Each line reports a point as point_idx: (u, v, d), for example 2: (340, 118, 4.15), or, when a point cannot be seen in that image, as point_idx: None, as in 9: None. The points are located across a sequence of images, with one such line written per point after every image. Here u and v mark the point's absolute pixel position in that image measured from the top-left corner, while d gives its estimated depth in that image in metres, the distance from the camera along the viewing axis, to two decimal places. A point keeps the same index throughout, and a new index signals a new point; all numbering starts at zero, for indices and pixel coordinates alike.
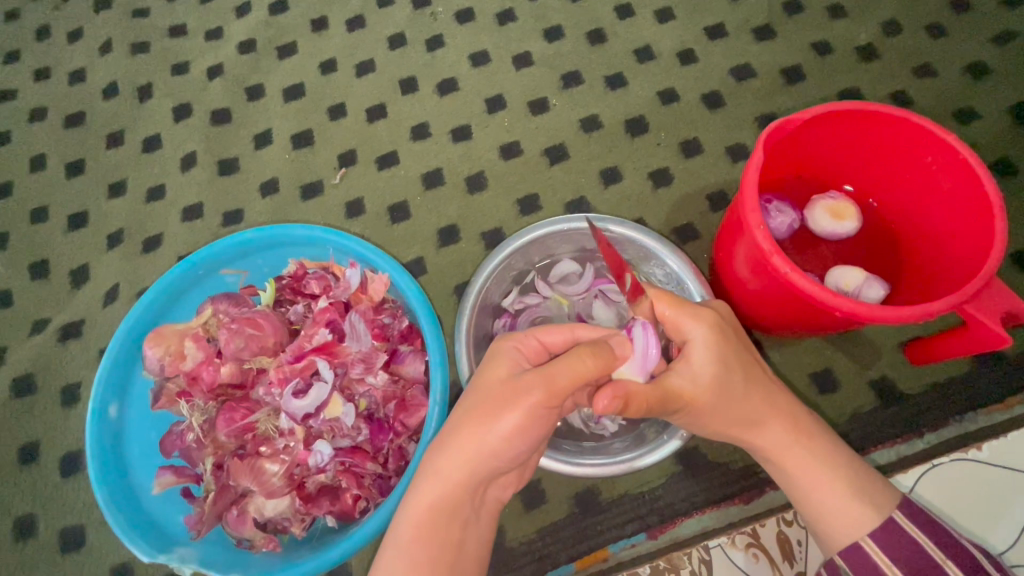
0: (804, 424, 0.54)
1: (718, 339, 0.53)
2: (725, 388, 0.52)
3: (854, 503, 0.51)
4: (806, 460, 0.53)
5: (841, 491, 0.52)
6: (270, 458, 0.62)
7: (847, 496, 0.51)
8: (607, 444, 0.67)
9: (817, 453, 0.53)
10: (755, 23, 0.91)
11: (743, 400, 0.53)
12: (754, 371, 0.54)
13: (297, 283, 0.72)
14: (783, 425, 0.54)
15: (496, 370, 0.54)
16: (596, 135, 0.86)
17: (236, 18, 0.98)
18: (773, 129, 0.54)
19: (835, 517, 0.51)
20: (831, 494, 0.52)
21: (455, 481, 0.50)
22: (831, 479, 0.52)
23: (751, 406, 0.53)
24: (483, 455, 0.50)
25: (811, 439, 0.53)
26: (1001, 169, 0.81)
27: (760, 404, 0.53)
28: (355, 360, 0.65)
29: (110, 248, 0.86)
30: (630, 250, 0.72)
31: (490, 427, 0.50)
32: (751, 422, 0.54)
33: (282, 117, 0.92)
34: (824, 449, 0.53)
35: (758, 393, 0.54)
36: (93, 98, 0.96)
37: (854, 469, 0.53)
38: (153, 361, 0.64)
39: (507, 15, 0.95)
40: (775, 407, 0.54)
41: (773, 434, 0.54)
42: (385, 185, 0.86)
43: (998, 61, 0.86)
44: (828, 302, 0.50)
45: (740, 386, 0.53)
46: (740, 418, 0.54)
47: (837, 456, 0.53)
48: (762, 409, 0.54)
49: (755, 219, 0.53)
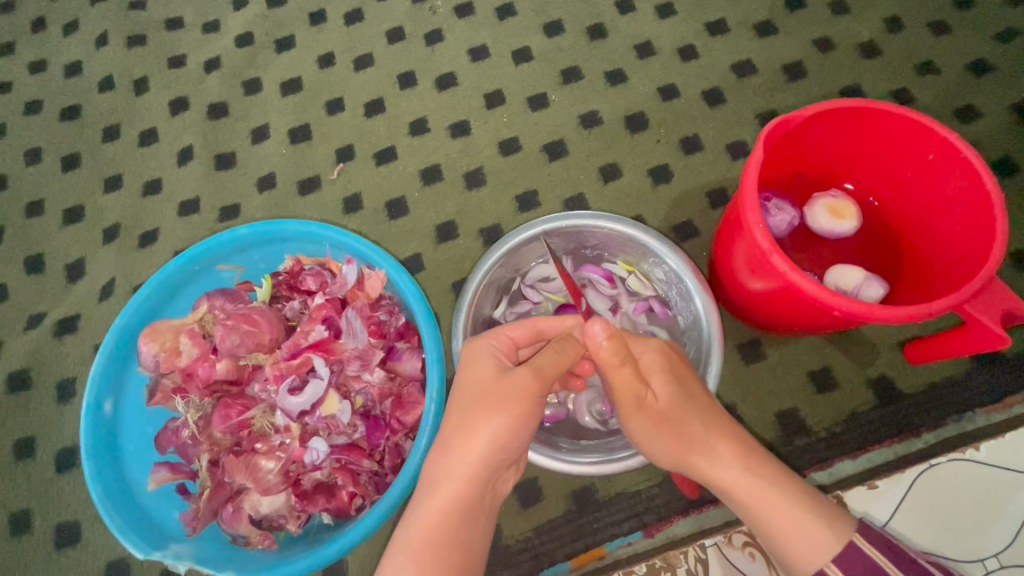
0: (754, 452, 0.54)
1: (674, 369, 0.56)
2: (677, 405, 0.54)
3: (815, 531, 0.51)
4: (762, 485, 0.53)
5: (799, 515, 0.51)
6: (266, 454, 0.62)
7: (806, 521, 0.51)
8: (607, 442, 0.67)
9: (769, 479, 0.53)
10: (757, 18, 0.90)
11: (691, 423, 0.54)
12: (702, 396, 0.56)
13: (294, 279, 0.71)
14: (735, 450, 0.54)
15: (478, 370, 0.55)
16: (595, 132, 0.86)
17: (233, 11, 0.98)
18: (773, 126, 0.54)
19: (797, 540, 0.51)
20: (791, 518, 0.51)
21: (459, 480, 0.51)
22: (785, 502, 0.52)
23: (699, 426, 0.54)
24: (492, 450, 0.51)
25: (763, 465, 0.54)
26: (1001, 167, 0.80)
27: (711, 427, 0.54)
28: (351, 356, 0.65)
29: (106, 243, 0.86)
30: (627, 247, 0.72)
31: (474, 420, 0.52)
32: (703, 447, 0.54)
33: (280, 112, 0.91)
34: (776, 473, 0.54)
35: (709, 417, 0.55)
36: (88, 91, 0.95)
37: (802, 491, 0.53)
38: (148, 357, 0.64)
39: (507, 10, 0.94)
40: (723, 434, 0.55)
41: (729, 462, 0.54)
42: (383, 181, 0.86)
43: (1000, 60, 0.85)
44: (827, 301, 0.50)
45: (689, 407, 0.54)
46: (690, 443, 0.54)
47: (789, 483, 0.53)
48: (710, 434, 0.54)
49: (754, 217, 0.52)
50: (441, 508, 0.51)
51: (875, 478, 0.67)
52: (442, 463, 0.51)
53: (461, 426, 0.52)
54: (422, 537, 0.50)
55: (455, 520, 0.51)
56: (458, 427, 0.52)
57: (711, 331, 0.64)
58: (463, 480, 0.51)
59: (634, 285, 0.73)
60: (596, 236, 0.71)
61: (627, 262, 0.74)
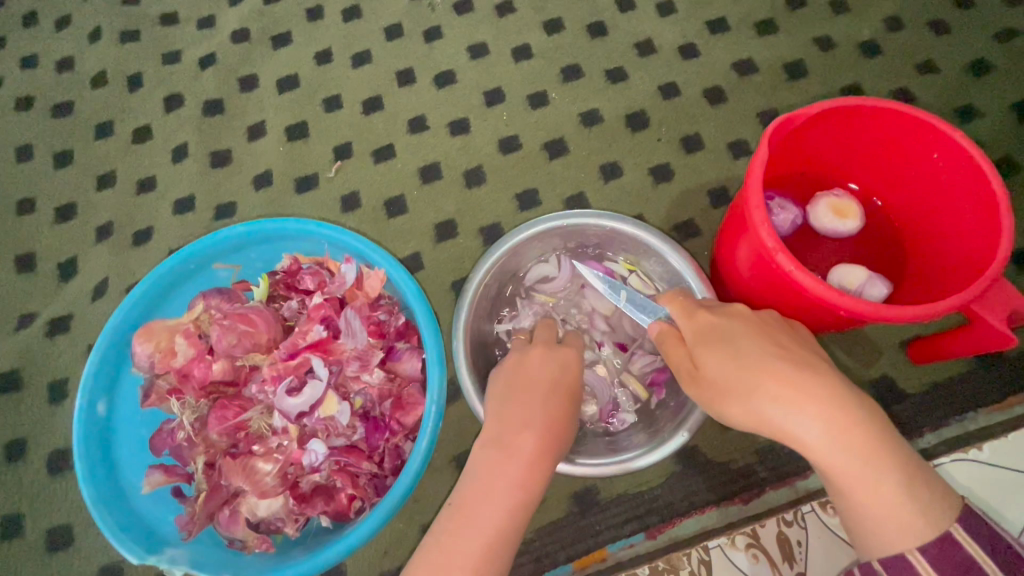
0: (841, 416, 0.43)
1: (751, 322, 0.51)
2: (731, 370, 0.47)
3: (905, 512, 0.43)
4: (850, 452, 0.42)
5: (895, 494, 0.42)
6: (263, 457, 0.61)
7: (896, 499, 0.42)
8: (611, 443, 0.67)
9: (865, 451, 0.42)
10: (758, 17, 0.90)
11: (756, 380, 0.45)
12: (764, 354, 0.47)
13: (291, 278, 0.69)
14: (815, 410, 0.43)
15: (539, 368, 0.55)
16: (596, 130, 0.85)
17: (229, 6, 0.96)
18: (778, 124, 0.53)
19: (884, 519, 0.43)
20: (884, 498, 0.42)
21: (530, 459, 0.47)
22: (875, 479, 0.42)
23: (770, 387, 0.44)
24: (557, 453, 0.49)
25: (852, 431, 0.42)
26: (1002, 167, 0.80)
27: (780, 384, 0.44)
28: (350, 357, 0.63)
29: (99, 241, 0.84)
30: (629, 245, 0.71)
31: (548, 388, 0.52)
32: (770, 406, 0.44)
33: (276, 109, 0.90)
34: (870, 441, 0.43)
35: (776, 371, 0.45)
36: (81, 87, 0.93)
37: (900, 460, 0.43)
38: (143, 357, 0.63)
39: (506, 7, 0.93)
40: (809, 394, 0.43)
41: (803, 425, 0.43)
42: (381, 179, 0.85)
43: (1000, 59, 0.85)
44: (832, 301, 0.50)
45: (747, 368, 0.46)
46: (760, 406, 0.45)
47: (884, 453, 0.43)
48: (787, 396, 0.44)
49: (760, 216, 0.52)
50: (506, 504, 0.45)
51: None
52: (512, 440, 0.47)
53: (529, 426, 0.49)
54: (480, 538, 0.44)
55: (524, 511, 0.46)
56: (528, 404, 0.50)
57: None
58: (541, 450, 0.47)
59: (634, 284, 0.71)
60: (597, 234, 0.71)
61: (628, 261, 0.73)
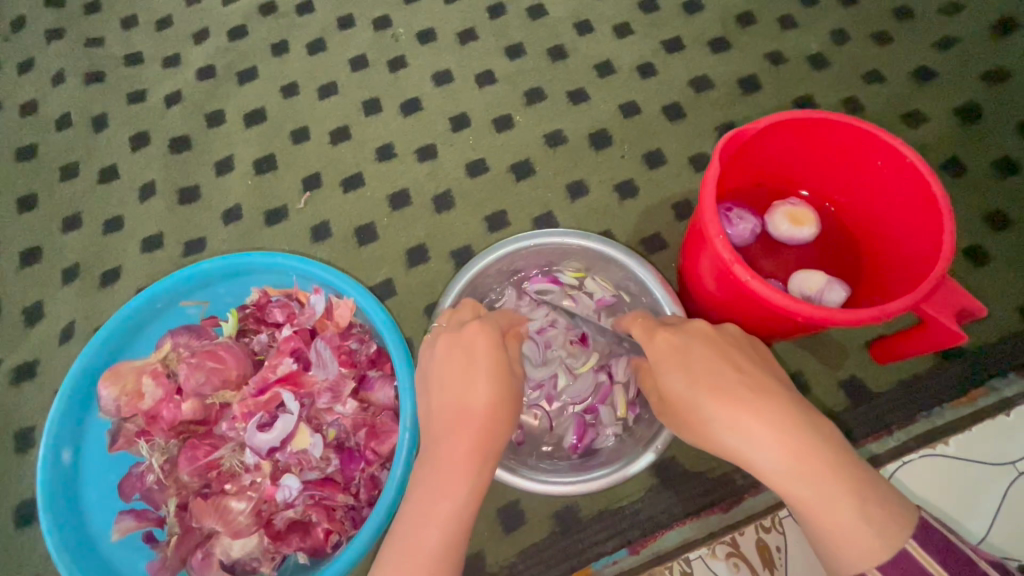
0: (793, 442, 0.43)
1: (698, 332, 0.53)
2: (687, 392, 0.49)
3: (863, 540, 0.42)
4: (796, 479, 0.43)
5: (847, 518, 0.42)
6: (235, 495, 0.60)
7: (850, 526, 0.42)
8: (595, 455, 0.68)
9: (818, 473, 0.42)
10: (711, 35, 0.94)
11: (707, 402, 0.47)
12: (722, 374, 0.48)
13: (261, 311, 0.69)
14: (767, 436, 0.44)
15: (450, 366, 0.54)
16: (560, 150, 0.87)
17: (194, 44, 0.97)
18: (726, 139, 0.55)
19: (840, 543, 0.43)
20: (839, 522, 0.42)
21: (458, 469, 0.48)
22: (827, 505, 0.42)
23: (722, 410, 0.46)
24: (475, 453, 0.49)
25: (801, 457, 0.43)
26: (951, 168, 0.83)
27: (730, 408, 0.46)
28: (321, 389, 0.63)
29: (66, 284, 0.83)
30: (588, 259, 0.72)
31: (468, 386, 0.52)
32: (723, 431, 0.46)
33: (244, 143, 0.90)
34: (820, 468, 0.42)
35: (731, 394, 0.46)
36: (45, 130, 0.93)
37: (859, 483, 0.43)
38: (109, 402, 0.61)
39: (468, 35, 0.95)
40: (759, 415, 0.45)
41: (755, 454, 0.44)
42: (351, 208, 0.85)
43: (941, 65, 0.89)
44: (788, 308, 0.51)
45: (699, 389, 0.48)
46: (716, 430, 0.47)
47: (839, 476, 0.42)
48: (737, 417, 0.45)
49: (714, 229, 0.54)
50: (444, 517, 0.47)
51: None
52: (442, 450, 0.49)
53: (438, 438, 0.51)
54: (420, 548, 0.46)
55: (469, 509, 0.48)
56: (459, 405, 0.51)
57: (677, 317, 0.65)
58: (471, 456, 0.49)
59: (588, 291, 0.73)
60: (555, 250, 0.72)
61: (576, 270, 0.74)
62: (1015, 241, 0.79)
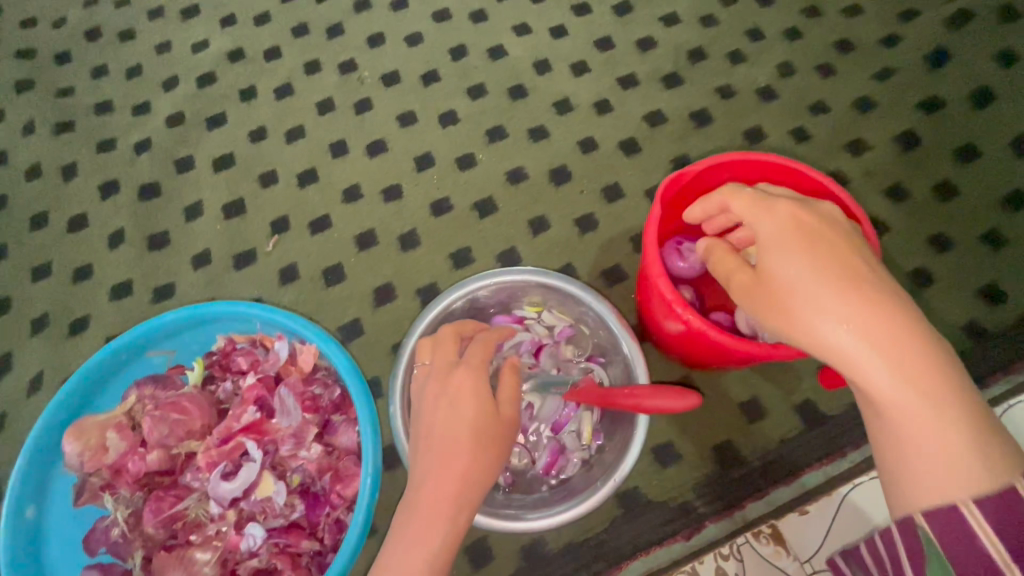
0: (902, 335, 0.40)
1: (806, 234, 0.47)
2: (791, 283, 0.45)
3: (960, 464, 0.39)
4: (904, 375, 0.40)
5: (931, 422, 0.39)
6: (200, 546, 0.61)
7: (955, 441, 0.39)
8: (569, 483, 0.70)
9: (937, 384, 0.40)
10: (664, 71, 0.98)
11: (815, 293, 0.43)
12: (846, 270, 0.44)
13: (225, 359, 0.70)
14: (902, 329, 0.41)
15: (440, 411, 0.55)
16: (522, 187, 0.90)
17: (163, 91, 1.00)
18: (666, 184, 0.58)
19: (938, 463, 0.39)
20: (925, 429, 0.39)
21: (437, 516, 0.50)
22: (917, 410, 0.40)
23: (835, 303, 0.42)
24: (456, 498, 0.51)
25: (914, 360, 0.40)
26: (894, 193, 0.87)
27: (837, 299, 0.42)
28: (285, 436, 0.64)
29: (34, 333, 0.84)
30: (545, 294, 0.75)
31: (454, 430, 0.54)
32: (817, 317, 0.42)
33: (213, 188, 0.92)
34: (933, 381, 0.40)
35: (838, 282, 0.43)
36: (15, 180, 0.94)
37: (973, 409, 0.40)
38: (72, 457, 0.63)
39: (432, 76, 0.99)
40: (882, 312, 0.41)
41: (849, 340, 0.41)
42: (318, 249, 0.87)
43: (882, 95, 0.94)
44: (731, 345, 0.54)
45: (809, 277, 0.44)
46: (805, 323, 0.43)
47: (963, 392, 0.40)
48: (853, 311, 0.41)
49: (658, 270, 0.56)
50: (422, 563, 0.48)
51: (806, 503, 0.69)
52: (422, 497, 0.51)
53: (419, 485, 0.52)
54: None
55: (443, 560, 0.50)
56: (443, 451, 0.53)
57: (633, 353, 0.68)
58: (451, 502, 0.51)
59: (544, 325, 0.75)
60: (513, 287, 0.74)
61: (533, 304, 0.76)
62: (955, 263, 0.82)
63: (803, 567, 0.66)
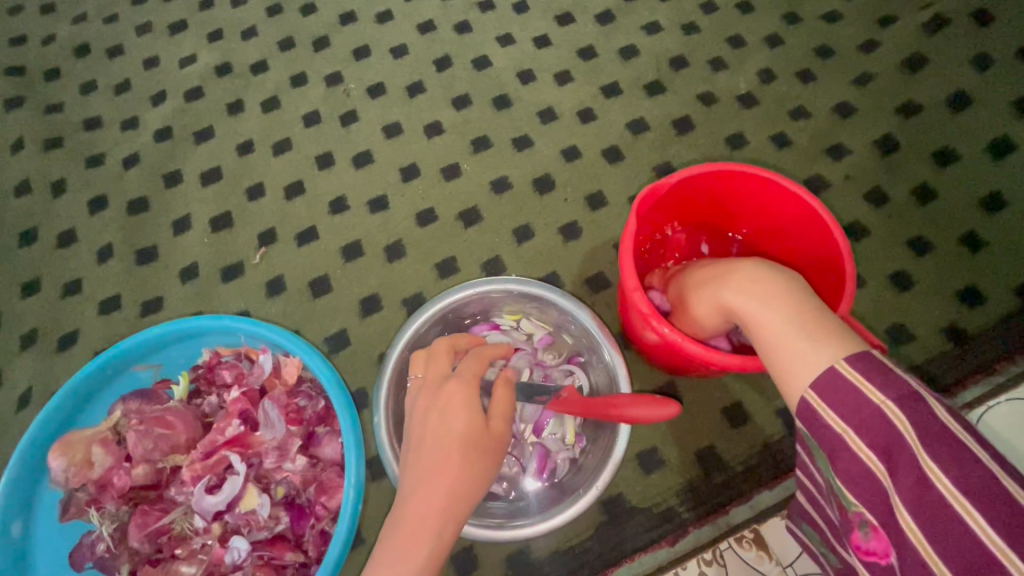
0: (754, 276, 0.53)
1: (705, 256, 0.65)
2: (687, 279, 0.61)
3: (797, 350, 0.47)
4: (753, 297, 0.51)
5: (766, 312, 0.49)
6: (186, 559, 0.62)
7: (792, 337, 0.47)
8: (562, 484, 0.71)
9: (776, 299, 0.50)
10: (646, 79, 0.99)
11: (698, 275, 0.59)
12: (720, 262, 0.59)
13: (211, 372, 0.71)
14: (751, 273, 0.54)
15: (431, 424, 0.55)
16: (506, 196, 0.91)
17: (151, 106, 1.01)
18: (642, 195, 0.59)
19: (788, 360, 0.47)
20: (767, 318, 0.49)
21: (421, 531, 0.49)
22: (766, 321, 0.49)
23: (704, 276, 0.58)
24: (442, 513, 0.50)
25: (757, 288, 0.52)
26: (875, 197, 0.88)
27: (708, 273, 0.58)
28: (269, 448, 0.65)
29: (23, 349, 0.85)
30: (525, 303, 0.76)
31: (443, 442, 0.54)
32: (704, 287, 0.57)
33: (200, 202, 0.93)
34: (771, 295, 0.50)
35: (712, 266, 0.59)
36: (4, 197, 0.95)
37: (810, 312, 0.48)
38: (58, 472, 0.63)
39: (417, 87, 1.00)
40: (738, 270, 0.55)
41: (718, 293, 0.54)
42: (305, 261, 0.88)
43: (861, 100, 0.95)
44: (703, 356, 0.55)
45: (695, 270, 0.61)
46: (693, 296, 0.58)
47: (800, 303, 0.49)
48: (715, 275, 0.56)
49: (632, 282, 0.57)
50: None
51: (788, 506, 0.70)
52: (410, 510, 0.50)
53: (405, 498, 0.52)
54: None
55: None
56: (431, 464, 0.52)
57: (614, 359, 0.69)
58: (437, 516, 0.50)
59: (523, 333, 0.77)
60: (494, 298, 0.75)
61: (512, 312, 0.78)
62: (935, 266, 0.83)
63: (785, 571, 0.67)
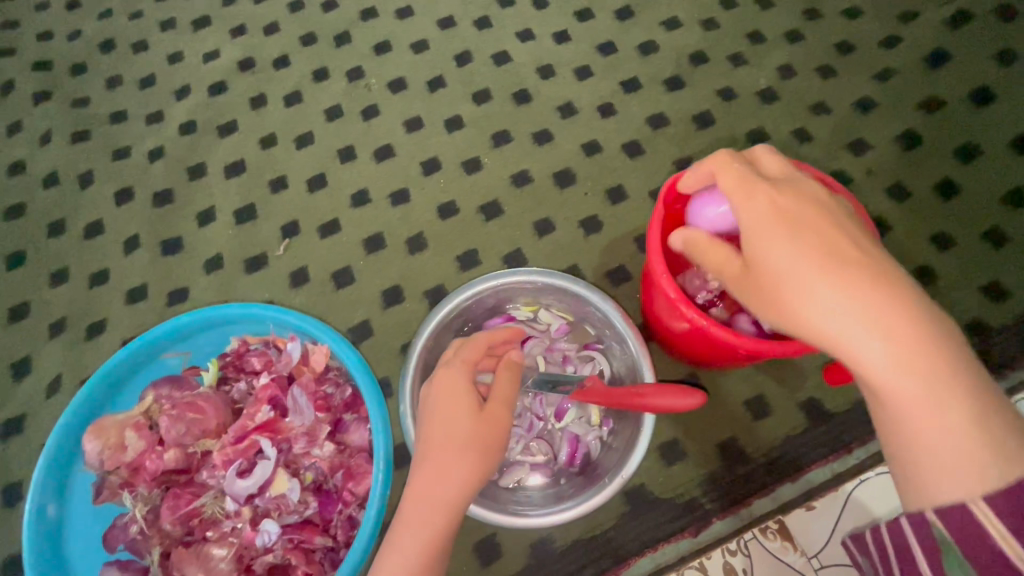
0: (905, 314, 0.39)
1: (792, 205, 0.47)
2: (784, 273, 0.44)
3: (960, 446, 0.37)
4: (912, 358, 0.38)
5: (933, 399, 0.38)
6: (217, 542, 0.63)
7: (957, 427, 0.37)
8: (596, 464, 0.71)
9: (936, 365, 0.38)
10: (666, 74, 0.99)
11: (808, 281, 0.42)
12: (832, 251, 0.43)
13: (239, 360, 0.72)
14: (898, 308, 0.39)
15: (439, 414, 0.56)
16: (526, 190, 0.91)
17: (176, 100, 1.02)
18: (670, 183, 0.60)
19: (941, 456, 0.38)
20: (912, 391, 0.38)
21: (426, 521, 0.50)
22: (922, 400, 0.38)
23: (820, 285, 0.42)
24: (447, 505, 0.51)
25: (918, 347, 0.38)
26: (896, 192, 0.88)
27: (827, 285, 0.42)
28: (298, 434, 0.66)
29: (52, 337, 0.86)
30: (544, 294, 0.76)
31: (447, 434, 0.54)
32: (823, 310, 0.41)
33: (224, 195, 0.94)
34: (937, 365, 0.38)
35: (826, 265, 0.42)
36: (32, 188, 0.97)
37: (978, 395, 0.38)
38: (93, 454, 0.64)
39: (437, 82, 1.00)
40: (875, 293, 0.40)
41: (853, 334, 0.40)
42: (327, 252, 0.89)
43: (883, 96, 0.95)
44: (731, 341, 0.55)
45: (798, 260, 0.44)
46: (797, 314, 0.43)
47: (969, 377, 0.38)
48: (843, 287, 0.41)
49: (661, 268, 0.57)
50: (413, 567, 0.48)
51: (812, 498, 0.70)
52: (415, 501, 0.51)
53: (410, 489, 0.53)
54: None
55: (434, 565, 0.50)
56: (437, 455, 0.53)
57: (636, 347, 0.69)
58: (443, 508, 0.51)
59: (540, 324, 0.77)
60: (513, 289, 0.76)
61: (530, 304, 0.79)
62: (958, 261, 0.83)
63: (809, 562, 0.67)
